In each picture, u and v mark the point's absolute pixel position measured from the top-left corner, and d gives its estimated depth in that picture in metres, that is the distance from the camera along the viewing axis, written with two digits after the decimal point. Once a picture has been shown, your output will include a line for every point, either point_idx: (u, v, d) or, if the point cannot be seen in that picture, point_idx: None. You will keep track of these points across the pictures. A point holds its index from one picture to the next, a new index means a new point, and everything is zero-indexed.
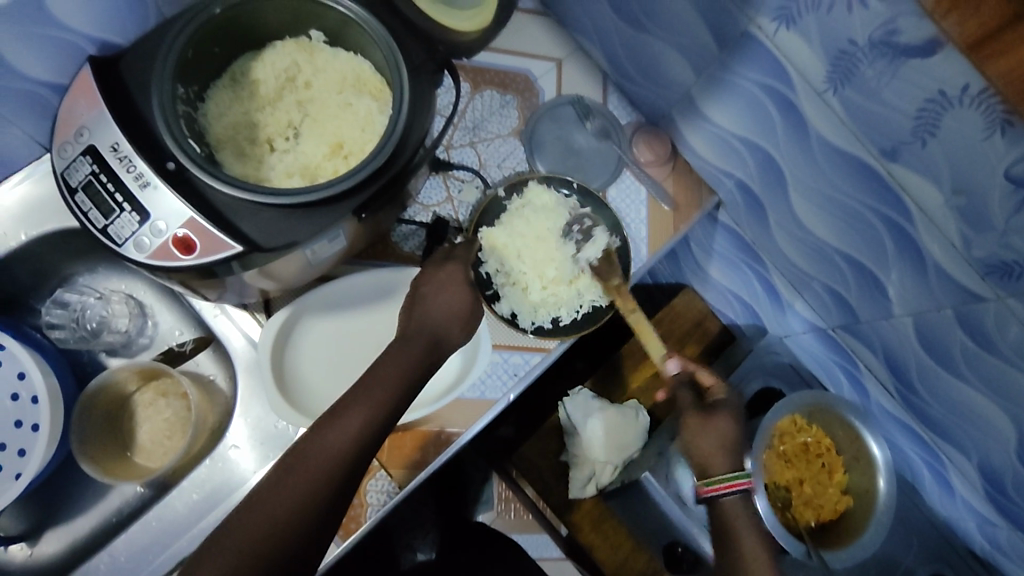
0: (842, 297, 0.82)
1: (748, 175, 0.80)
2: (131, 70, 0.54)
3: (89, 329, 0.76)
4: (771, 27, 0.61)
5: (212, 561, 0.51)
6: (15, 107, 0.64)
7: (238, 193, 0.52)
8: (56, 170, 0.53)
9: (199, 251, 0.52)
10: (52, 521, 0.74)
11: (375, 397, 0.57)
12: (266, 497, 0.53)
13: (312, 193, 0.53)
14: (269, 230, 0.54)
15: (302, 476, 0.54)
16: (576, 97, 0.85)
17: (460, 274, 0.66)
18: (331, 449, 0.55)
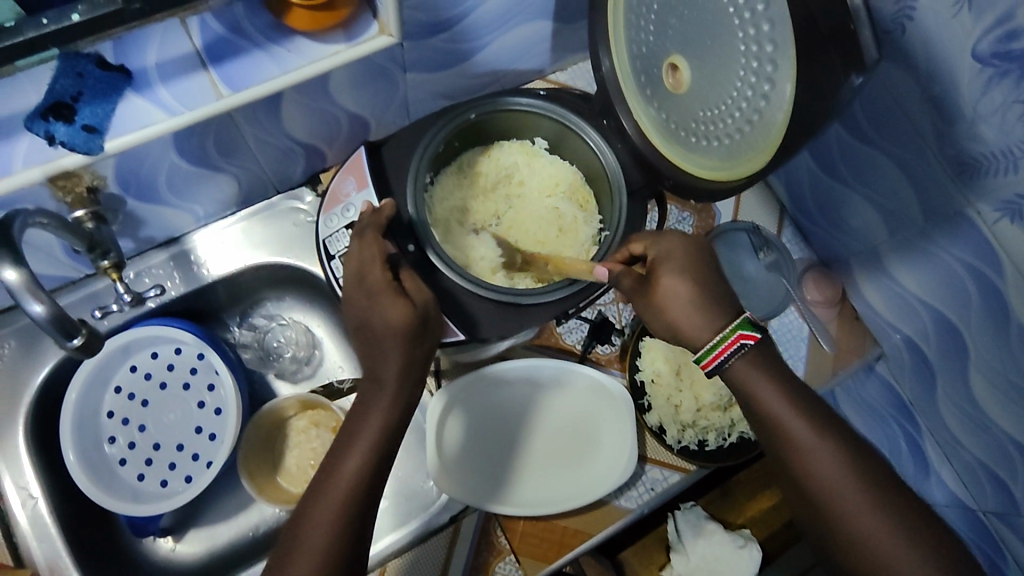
0: (1004, 484, 0.77)
1: (923, 338, 0.78)
2: (393, 158, 0.64)
3: (265, 352, 0.85)
4: (992, 215, 0.61)
5: None
6: (270, 158, 0.72)
7: (463, 282, 0.61)
8: (321, 237, 0.63)
9: None
10: (195, 523, 0.80)
11: (361, 435, 0.55)
12: (292, 547, 0.51)
13: (527, 297, 0.61)
14: (488, 319, 0.61)
15: (322, 528, 0.51)
16: (753, 226, 0.86)
17: (382, 284, 0.57)
18: (328, 495, 0.53)
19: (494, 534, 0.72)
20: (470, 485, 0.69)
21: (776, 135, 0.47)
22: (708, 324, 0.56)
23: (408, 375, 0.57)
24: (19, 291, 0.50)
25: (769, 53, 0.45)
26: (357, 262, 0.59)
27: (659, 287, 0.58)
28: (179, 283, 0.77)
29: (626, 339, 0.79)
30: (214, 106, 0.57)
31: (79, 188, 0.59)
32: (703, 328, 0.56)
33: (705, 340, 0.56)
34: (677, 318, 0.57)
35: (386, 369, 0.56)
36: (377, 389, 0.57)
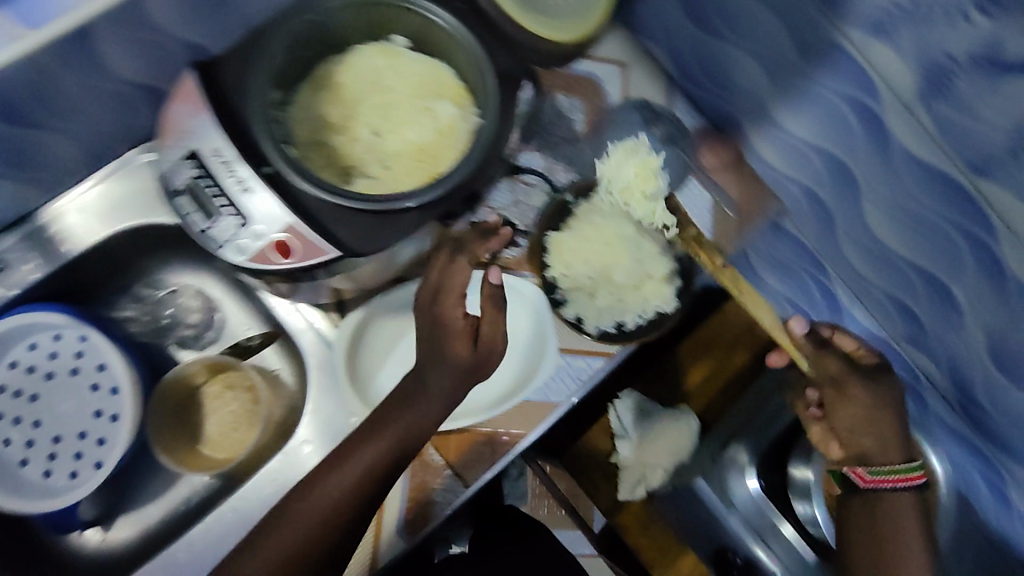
0: (908, 308, 0.81)
1: (818, 182, 0.78)
2: (228, 74, 0.54)
3: (159, 323, 0.79)
4: (862, 38, 0.61)
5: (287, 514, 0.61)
6: (103, 106, 0.65)
7: (330, 198, 0.53)
8: (161, 173, 0.54)
9: (297, 256, 0.52)
10: (122, 509, 0.76)
11: (384, 432, 0.61)
12: (297, 505, 0.61)
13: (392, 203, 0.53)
14: (361, 236, 0.54)
15: (328, 498, 0.61)
16: (643, 101, 0.84)
17: (463, 307, 0.62)
18: (337, 478, 0.61)
19: (426, 453, 0.71)
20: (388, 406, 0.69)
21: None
22: (873, 431, 0.73)
23: (445, 397, 0.61)
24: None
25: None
26: (438, 276, 0.63)
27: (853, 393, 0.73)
28: (41, 263, 0.71)
29: (531, 238, 0.77)
30: (9, 50, 0.49)
31: None
32: (889, 454, 0.73)
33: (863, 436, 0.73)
34: (867, 422, 0.73)
35: (430, 385, 0.61)
36: (416, 399, 0.61)
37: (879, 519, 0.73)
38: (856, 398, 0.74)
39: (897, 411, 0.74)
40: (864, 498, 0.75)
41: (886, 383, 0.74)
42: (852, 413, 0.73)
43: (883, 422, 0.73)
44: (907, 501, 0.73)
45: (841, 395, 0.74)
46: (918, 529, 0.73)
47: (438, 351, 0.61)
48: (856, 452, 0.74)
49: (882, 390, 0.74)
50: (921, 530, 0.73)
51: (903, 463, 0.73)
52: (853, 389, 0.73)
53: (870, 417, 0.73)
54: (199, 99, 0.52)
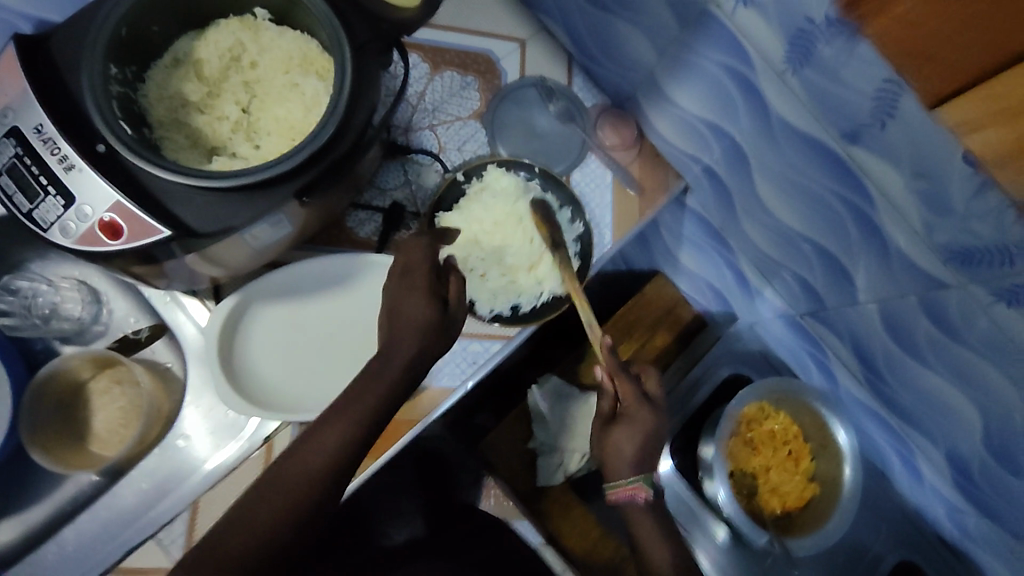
0: (808, 282, 0.81)
1: (715, 161, 0.78)
2: (61, 49, 0.52)
3: (41, 316, 0.74)
4: (730, 4, 0.60)
5: (261, 502, 0.54)
6: None
7: (175, 178, 0.50)
8: None
9: (127, 235, 0.50)
10: (5, 513, 0.73)
11: (359, 406, 0.58)
12: (258, 499, 0.54)
13: (213, 180, 0.51)
14: (205, 215, 0.52)
15: (292, 486, 0.55)
16: (539, 78, 0.82)
17: (421, 283, 0.63)
18: (303, 463, 0.56)
19: None
20: (267, 394, 0.66)
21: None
22: (624, 467, 0.72)
23: (410, 370, 0.61)
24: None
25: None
26: (404, 252, 0.65)
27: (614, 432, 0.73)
28: None
29: (421, 219, 0.74)
30: None
31: None
32: (620, 471, 0.72)
33: (616, 476, 0.72)
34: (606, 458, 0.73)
35: (397, 357, 0.60)
36: (383, 369, 0.60)
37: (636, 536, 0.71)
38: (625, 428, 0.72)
39: (650, 441, 0.72)
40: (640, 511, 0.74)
41: (645, 413, 0.73)
42: (620, 439, 0.72)
43: (646, 454, 0.72)
44: (639, 514, 0.70)
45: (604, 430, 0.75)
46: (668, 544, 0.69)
47: (411, 317, 0.61)
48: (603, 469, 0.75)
49: (654, 432, 0.73)
50: (662, 536, 0.70)
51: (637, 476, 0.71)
52: (616, 430, 0.73)
53: (633, 458, 0.71)
54: (19, 72, 0.49)
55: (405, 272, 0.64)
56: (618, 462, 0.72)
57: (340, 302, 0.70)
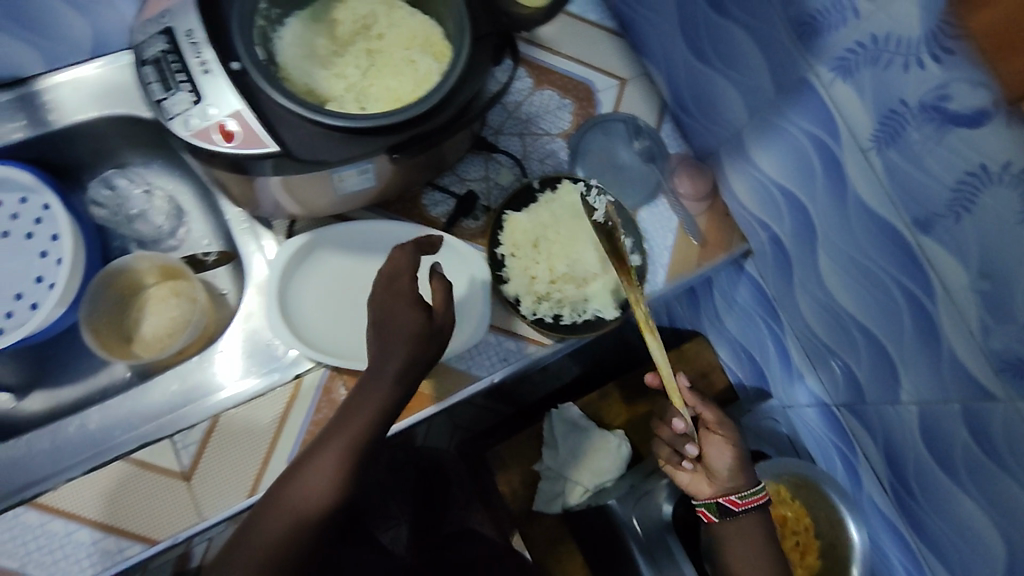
0: (852, 372, 0.79)
1: (783, 230, 0.78)
2: None
3: (129, 215, 0.82)
4: (829, 76, 0.63)
5: (263, 527, 0.54)
6: None
7: (290, 104, 0.55)
8: (135, 44, 0.58)
9: (238, 141, 0.55)
10: (43, 382, 0.77)
11: (351, 426, 0.57)
12: (266, 520, 0.54)
13: (319, 116, 0.56)
14: (306, 144, 0.57)
15: (303, 502, 0.55)
16: (632, 117, 0.86)
17: (407, 290, 0.60)
18: (320, 465, 0.56)
19: (336, 392, 0.70)
20: (311, 329, 0.70)
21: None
22: (747, 478, 0.78)
23: (405, 380, 0.59)
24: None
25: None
26: (390, 265, 0.62)
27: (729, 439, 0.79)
28: (25, 125, 0.73)
29: (489, 214, 0.78)
30: None
31: None
32: (745, 479, 0.78)
33: (746, 485, 0.78)
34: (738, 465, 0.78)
35: (388, 369, 0.58)
36: (379, 369, 0.58)
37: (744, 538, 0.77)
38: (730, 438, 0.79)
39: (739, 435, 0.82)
40: (731, 522, 0.78)
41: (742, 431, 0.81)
42: (724, 449, 0.78)
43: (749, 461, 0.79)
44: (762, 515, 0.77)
45: (708, 437, 0.79)
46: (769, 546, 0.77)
47: (392, 330, 0.58)
48: (722, 488, 0.78)
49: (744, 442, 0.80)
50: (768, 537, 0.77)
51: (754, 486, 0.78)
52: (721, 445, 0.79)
53: (742, 460, 0.78)
54: None
55: (390, 280, 0.61)
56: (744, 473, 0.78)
57: None
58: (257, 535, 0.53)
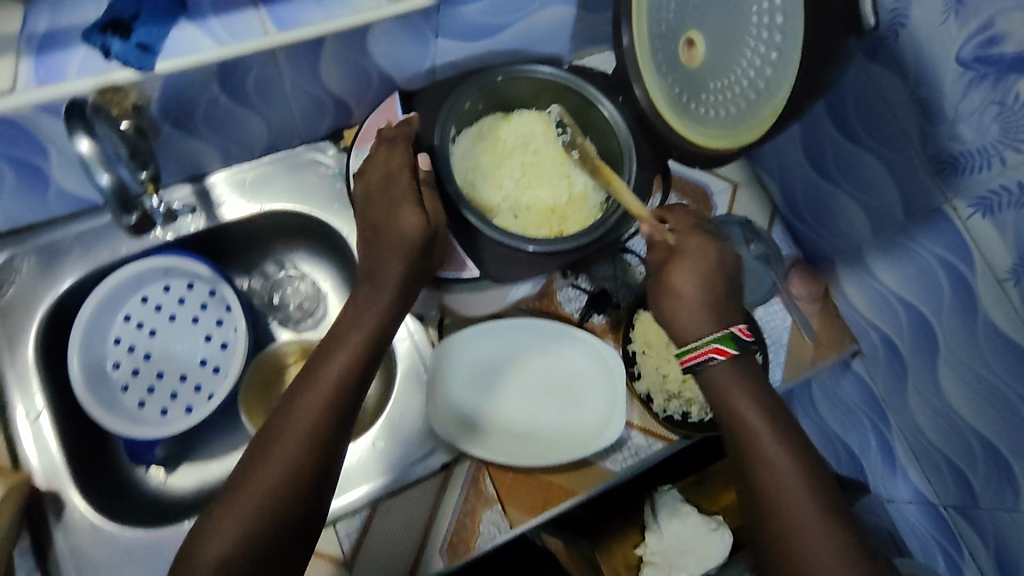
0: (965, 477, 0.82)
1: (897, 332, 0.83)
2: (423, 107, 0.70)
3: (271, 300, 0.87)
4: (967, 211, 0.67)
5: (288, 421, 0.56)
6: (309, 110, 0.77)
7: (483, 228, 0.65)
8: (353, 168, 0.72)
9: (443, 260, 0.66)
10: (188, 457, 0.80)
11: (351, 334, 0.61)
12: (283, 421, 0.56)
13: (512, 240, 0.64)
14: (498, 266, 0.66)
15: (325, 386, 0.58)
16: (746, 220, 0.90)
17: (401, 201, 0.63)
18: (311, 392, 0.57)
19: (483, 483, 0.75)
20: (466, 419, 0.75)
21: (793, 72, 0.50)
22: (704, 326, 0.61)
23: (399, 289, 0.62)
24: (91, 160, 0.53)
25: (779, 5, 0.50)
26: (381, 169, 0.65)
27: (671, 279, 0.63)
28: (199, 220, 0.78)
29: (622, 312, 0.83)
30: (262, 42, 0.62)
31: (125, 104, 0.61)
32: (701, 327, 0.62)
33: (692, 338, 0.62)
34: (675, 314, 0.63)
35: (385, 279, 0.62)
36: (336, 348, 0.60)
37: (720, 400, 0.60)
38: (675, 271, 0.63)
39: (712, 271, 0.63)
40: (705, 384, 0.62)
41: (701, 242, 0.64)
42: (689, 280, 0.62)
43: (710, 303, 0.62)
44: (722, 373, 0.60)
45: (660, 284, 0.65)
46: (750, 388, 0.60)
47: (388, 241, 0.63)
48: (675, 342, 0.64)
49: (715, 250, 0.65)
50: (745, 387, 0.59)
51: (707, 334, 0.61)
52: (673, 271, 0.64)
53: (700, 305, 0.62)
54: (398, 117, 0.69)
55: (377, 240, 0.64)
56: (694, 320, 0.62)
57: (536, 362, 0.79)
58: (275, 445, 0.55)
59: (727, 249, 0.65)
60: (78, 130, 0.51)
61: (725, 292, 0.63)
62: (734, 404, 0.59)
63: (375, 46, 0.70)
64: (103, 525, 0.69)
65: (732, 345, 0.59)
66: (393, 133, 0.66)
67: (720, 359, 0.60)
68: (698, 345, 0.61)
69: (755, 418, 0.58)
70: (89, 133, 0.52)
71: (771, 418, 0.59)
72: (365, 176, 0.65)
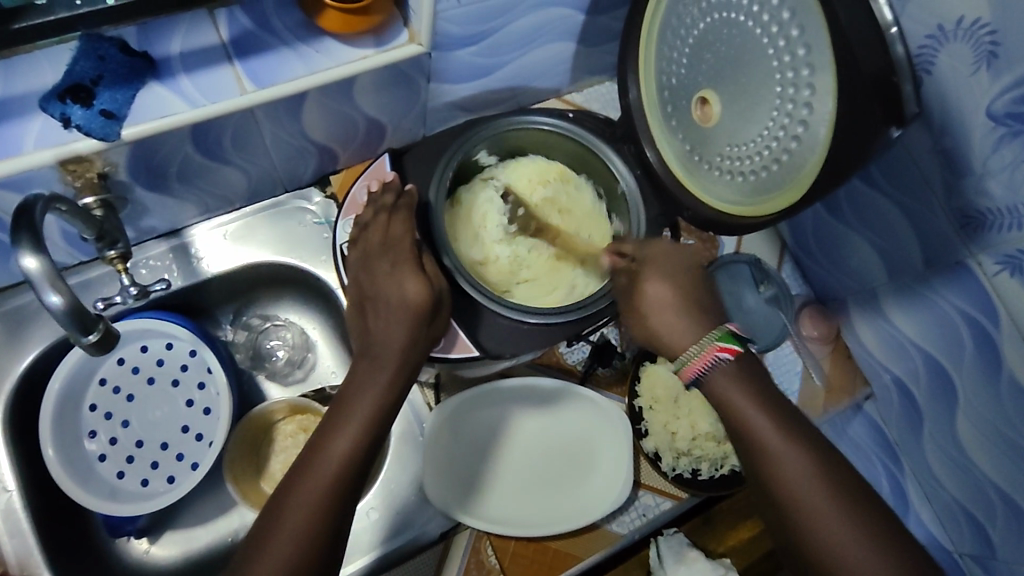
0: (982, 528, 0.79)
1: (913, 379, 0.79)
2: (413, 163, 0.65)
3: (257, 352, 0.82)
4: (993, 267, 0.64)
5: (288, 507, 0.48)
6: (292, 159, 0.72)
7: (484, 300, 0.62)
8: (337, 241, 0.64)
9: (445, 345, 0.60)
10: (169, 525, 0.75)
11: (356, 407, 0.53)
12: (282, 508, 0.49)
13: (514, 313, 0.61)
14: (499, 338, 0.61)
15: (331, 462, 0.51)
16: (755, 259, 0.87)
17: (405, 259, 0.58)
18: (315, 471, 0.50)
19: (484, 553, 0.70)
20: (466, 488, 0.71)
21: (821, 151, 0.46)
22: (692, 330, 0.55)
23: (409, 350, 0.56)
24: (37, 279, 0.45)
25: (806, 77, 0.45)
26: (380, 231, 0.60)
27: (647, 293, 0.58)
28: (177, 276, 0.74)
29: (627, 364, 0.79)
30: (238, 100, 0.57)
31: (90, 173, 0.57)
32: (690, 331, 0.55)
33: (683, 345, 0.55)
34: (659, 328, 0.56)
35: (389, 342, 0.55)
36: (333, 432, 0.52)
37: (725, 409, 0.53)
38: (647, 283, 0.58)
39: (686, 277, 0.58)
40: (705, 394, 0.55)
41: (663, 249, 0.60)
42: (663, 293, 0.57)
43: (695, 309, 0.57)
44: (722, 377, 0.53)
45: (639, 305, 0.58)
46: (760, 393, 0.53)
47: (392, 303, 0.56)
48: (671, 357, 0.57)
49: (684, 255, 0.61)
50: (747, 381, 0.53)
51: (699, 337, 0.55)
52: (648, 285, 0.58)
53: (685, 310, 0.56)
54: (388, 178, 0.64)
55: (378, 312, 0.57)
56: (683, 326, 0.56)
57: (535, 424, 0.75)
58: (274, 534, 0.47)
59: (696, 255, 0.61)
60: (26, 247, 0.44)
61: (709, 295, 0.58)
62: (742, 411, 0.52)
63: (362, 95, 0.65)
64: None
65: (738, 340, 0.53)
66: (386, 201, 0.61)
67: (726, 360, 0.53)
68: (699, 346, 0.54)
69: (760, 420, 0.52)
70: (37, 247, 0.45)
71: (773, 412, 0.52)
72: (362, 238, 0.60)
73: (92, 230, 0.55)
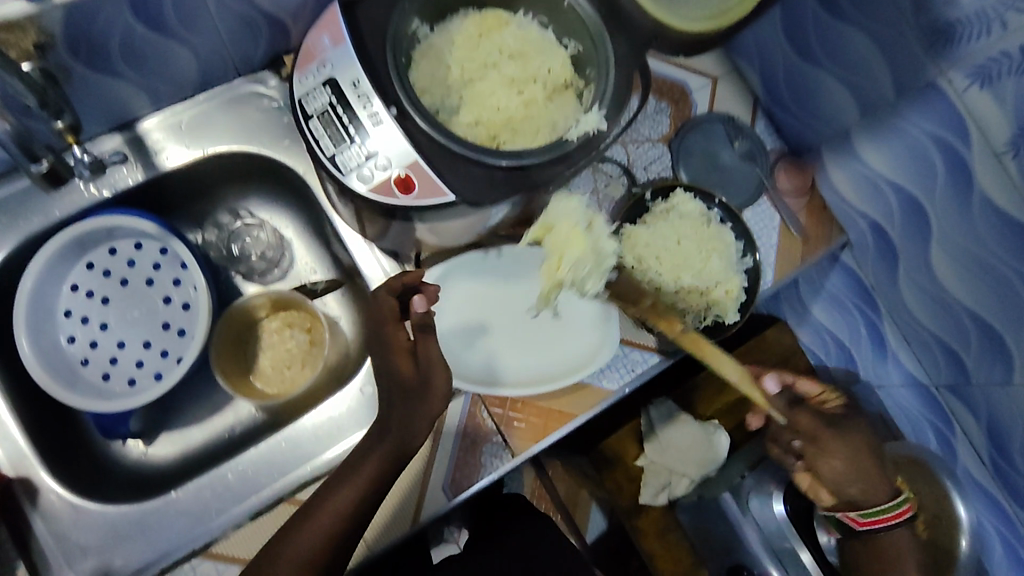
0: (957, 356, 0.81)
1: (888, 219, 0.80)
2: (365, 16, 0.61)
3: (231, 251, 0.81)
4: (963, 82, 0.63)
5: (316, 506, 0.59)
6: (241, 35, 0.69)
7: (456, 147, 0.60)
8: (296, 98, 0.62)
9: (418, 192, 0.60)
10: (165, 426, 0.75)
11: (366, 467, 0.59)
12: (315, 506, 0.59)
13: (490, 158, 0.60)
14: (472, 186, 0.61)
15: (349, 489, 0.58)
16: (729, 116, 0.87)
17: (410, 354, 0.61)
18: (339, 490, 0.59)
19: (481, 416, 0.72)
20: (456, 355, 0.71)
21: None
22: (887, 486, 0.77)
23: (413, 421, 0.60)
24: None
25: None
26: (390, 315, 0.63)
27: (837, 455, 0.76)
28: (136, 170, 0.72)
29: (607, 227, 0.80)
30: None
31: (23, 43, 0.54)
32: (880, 489, 0.77)
33: (882, 501, 0.78)
34: (867, 476, 0.76)
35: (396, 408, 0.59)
36: (356, 465, 0.60)
37: (876, 552, 0.80)
38: (853, 437, 0.77)
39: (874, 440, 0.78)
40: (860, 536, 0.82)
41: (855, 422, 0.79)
42: (837, 455, 0.76)
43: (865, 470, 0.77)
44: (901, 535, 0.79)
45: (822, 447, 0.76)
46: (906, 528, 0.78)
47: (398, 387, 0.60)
48: (846, 500, 0.79)
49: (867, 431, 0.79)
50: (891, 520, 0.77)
51: (896, 498, 0.77)
52: (835, 449, 0.76)
53: (867, 459, 0.76)
54: (343, 35, 0.60)
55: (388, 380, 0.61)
56: (876, 485, 0.77)
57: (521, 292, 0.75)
58: (305, 523, 0.58)
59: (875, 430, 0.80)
60: None
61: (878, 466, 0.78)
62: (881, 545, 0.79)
63: None
64: (85, 507, 0.65)
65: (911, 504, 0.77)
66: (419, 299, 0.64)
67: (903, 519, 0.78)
68: (892, 507, 0.77)
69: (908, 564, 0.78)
70: None
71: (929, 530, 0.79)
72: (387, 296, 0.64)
73: (34, 98, 0.55)
